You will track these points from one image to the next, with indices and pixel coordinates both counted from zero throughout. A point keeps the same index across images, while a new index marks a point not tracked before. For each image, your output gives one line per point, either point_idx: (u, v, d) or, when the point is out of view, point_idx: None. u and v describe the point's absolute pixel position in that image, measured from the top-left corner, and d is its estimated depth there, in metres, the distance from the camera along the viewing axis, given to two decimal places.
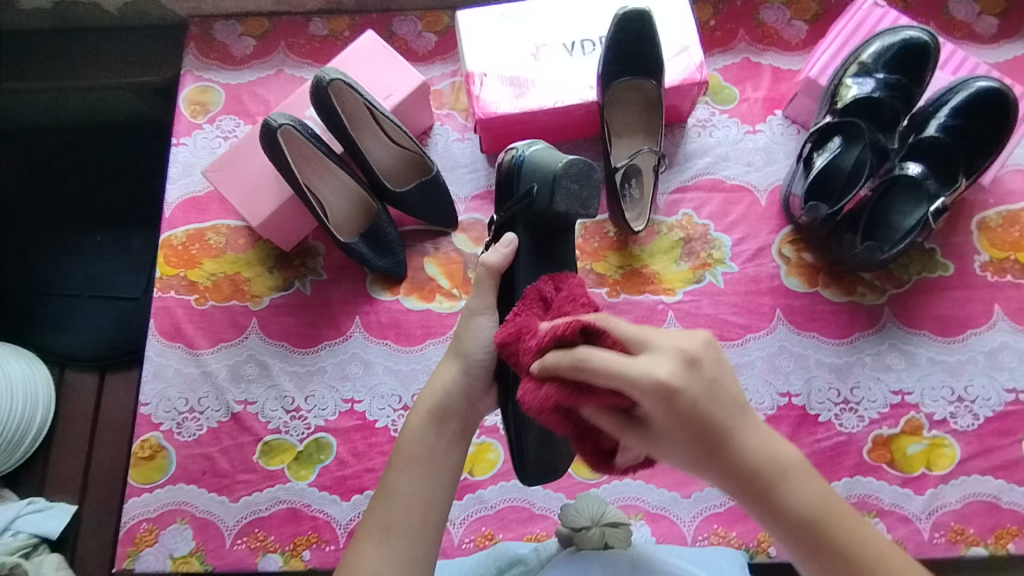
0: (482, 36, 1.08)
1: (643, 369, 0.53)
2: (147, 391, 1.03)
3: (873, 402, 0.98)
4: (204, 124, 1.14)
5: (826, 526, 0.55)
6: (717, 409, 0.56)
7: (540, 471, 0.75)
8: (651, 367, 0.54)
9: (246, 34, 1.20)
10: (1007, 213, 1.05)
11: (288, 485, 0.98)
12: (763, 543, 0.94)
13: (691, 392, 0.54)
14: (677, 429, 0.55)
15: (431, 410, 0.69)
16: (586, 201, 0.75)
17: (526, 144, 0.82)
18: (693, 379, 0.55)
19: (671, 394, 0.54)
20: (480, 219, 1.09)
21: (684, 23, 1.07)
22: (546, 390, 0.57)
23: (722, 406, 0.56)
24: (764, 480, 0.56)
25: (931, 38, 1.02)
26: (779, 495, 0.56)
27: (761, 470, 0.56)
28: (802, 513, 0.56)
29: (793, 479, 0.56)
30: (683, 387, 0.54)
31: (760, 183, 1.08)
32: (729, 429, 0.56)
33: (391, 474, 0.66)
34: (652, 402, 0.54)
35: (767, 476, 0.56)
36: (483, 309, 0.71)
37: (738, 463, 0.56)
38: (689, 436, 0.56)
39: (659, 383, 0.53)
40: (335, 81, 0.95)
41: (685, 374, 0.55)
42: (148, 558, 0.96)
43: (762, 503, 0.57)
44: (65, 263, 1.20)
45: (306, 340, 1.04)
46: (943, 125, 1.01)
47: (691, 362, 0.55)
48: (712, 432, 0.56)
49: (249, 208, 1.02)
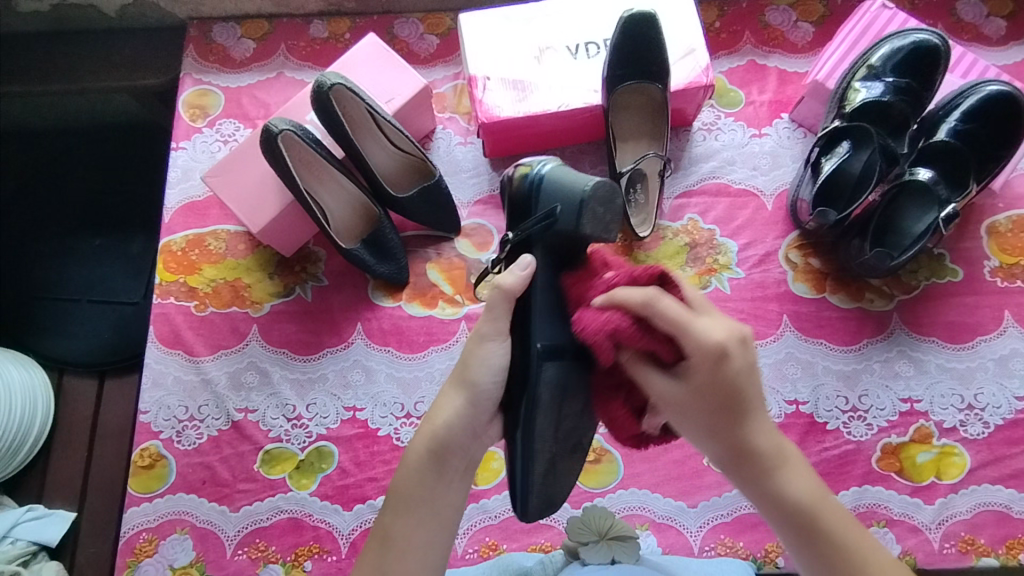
0: (485, 39, 1.06)
1: (703, 327, 0.58)
2: (146, 399, 1.01)
3: (881, 410, 0.97)
4: (203, 128, 1.13)
5: (818, 521, 0.58)
6: (750, 390, 0.59)
7: (541, 507, 0.71)
8: (707, 329, 0.58)
9: (246, 36, 1.18)
10: (1017, 218, 1.03)
11: (289, 495, 0.96)
12: (771, 553, 0.93)
13: (741, 361, 0.58)
14: (711, 395, 0.59)
15: (431, 446, 0.66)
16: (611, 226, 0.70)
17: (542, 162, 0.77)
18: (746, 352, 0.59)
19: (722, 357, 0.58)
20: (484, 224, 1.08)
21: (689, 26, 1.06)
22: (607, 311, 0.59)
23: (754, 388, 0.59)
24: (765, 467, 0.60)
25: (941, 42, 1.00)
26: (776, 482, 0.59)
27: (764, 458, 0.59)
28: (798, 504, 0.58)
29: (793, 471, 0.60)
30: (734, 354, 0.58)
31: (767, 187, 1.07)
32: (750, 415, 0.60)
33: (385, 515, 0.65)
34: (703, 358, 0.58)
35: (770, 462, 0.59)
36: (494, 334, 0.67)
37: (745, 444, 0.59)
38: (715, 406, 0.59)
39: (712, 342, 0.57)
40: (336, 85, 0.93)
41: (737, 345, 0.58)
42: (148, 568, 0.95)
43: (763, 492, 0.59)
44: (65, 266, 1.19)
45: (308, 347, 1.03)
46: (953, 129, 1.00)
47: (744, 339, 0.59)
48: (737, 408, 0.59)
49: (248, 215, 1.00)
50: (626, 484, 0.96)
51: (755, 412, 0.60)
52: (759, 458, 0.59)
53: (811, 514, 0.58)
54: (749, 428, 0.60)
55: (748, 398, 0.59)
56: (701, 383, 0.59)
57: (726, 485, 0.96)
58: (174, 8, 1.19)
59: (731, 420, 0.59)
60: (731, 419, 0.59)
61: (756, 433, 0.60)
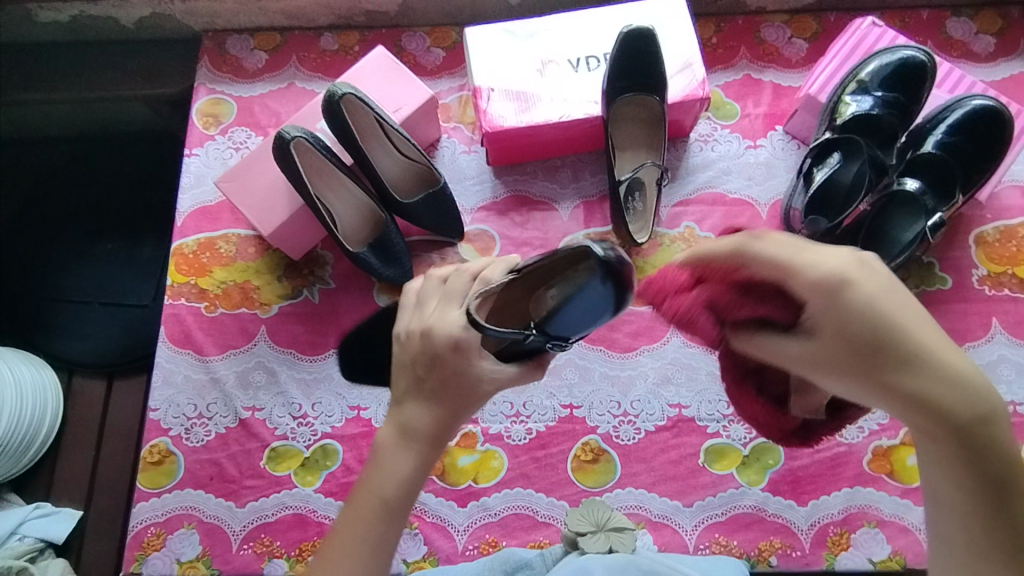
0: (490, 53, 1.10)
1: (811, 261, 0.49)
2: (156, 396, 1.04)
3: (872, 413, 1.00)
4: (216, 135, 1.17)
5: (1007, 481, 0.48)
6: (914, 322, 0.47)
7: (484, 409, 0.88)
8: (818, 257, 0.49)
9: (259, 48, 1.22)
10: (1004, 228, 1.07)
11: (294, 491, 0.99)
12: (764, 552, 0.95)
13: (870, 291, 0.47)
14: (849, 337, 0.48)
15: (420, 462, 0.63)
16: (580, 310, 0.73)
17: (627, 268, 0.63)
18: (871, 274, 0.48)
19: (846, 280, 0.48)
20: (487, 230, 1.11)
21: (685, 40, 1.09)
22: (720, 268, 0.57)
23: (910, 319, 0.47)
24: (956, 422, 0.47)
25: (927, 58, 1.04)
26: (975, 436, 0.47)
27: (955, 403, 0.47)
28: (989, 461, 0.48)
29: (989, 427, 0.48)
30: (858, 281, 0.48)
31: (761, 197, 1.10)
32: (926, 348, 0.47)
33: (355, 520, 0.62)
34: (815, 292, 0.49)
35: (961, 422, 0.47)
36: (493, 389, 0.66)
37: (940, 400, 0.47)
38: (853, 352, 0.48)
39: (823, 274, 0.48)
40: (347, 95, 0.98)
41: (861, 272, 0.48)
42: (155, 562, 0.97)
43: (941, 450, 0.49)
44: (77, 272, 1.22)
45: (314, 348, 1.06)
46: (939, 142, 1.03)
47: (861, 261, 0.48)
48: (907, 346, 0.47)
49: (260, 217, 1.04)
50: (623, 484, 0.98)
51: (929, 356, 0.47)
52: (959, 407, 0.47)
53: (1005, 471, 0.48)
54: (920, 369, 0.47)
55: (916, 327, 0.47)
56: (848, 317, 0.48)
57: (722, 485, 0.98)
58: (189, 21, 1.23)
59: (902, 367, 0.47)
60: (899, 361, 0.47)
61: (936, 372, 0.47)
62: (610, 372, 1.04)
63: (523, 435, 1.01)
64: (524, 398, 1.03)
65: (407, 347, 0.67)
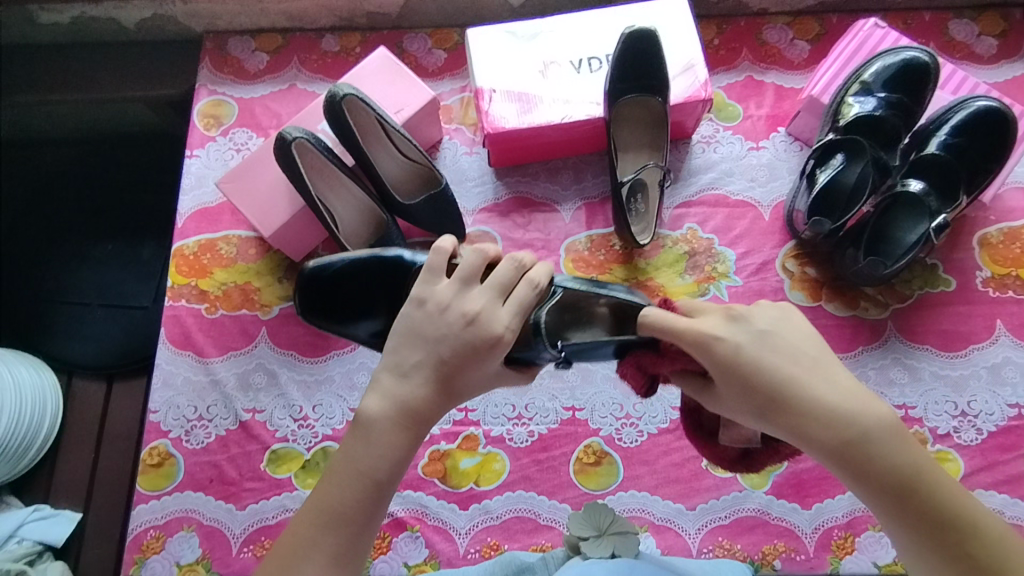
0: (492, 54, 1.10)
1: (689, 322, 0.62)
2: (156, 399, 1.04)
3: None
4: (217, 137, 1.16)
5: (915, 484, 0.56)
6: (779, 361, 0.59)
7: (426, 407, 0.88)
8: (699, 320, 0.62)
9: (260, 49, 1.22)
10: (1007, 230, 1.06)
11: (294, 494, 0.98)
12: (768, 555, 0.94)
13: (736, 342, 0.60)
14: (736, 387, 0.60)
15: (414, 440, 0.64)
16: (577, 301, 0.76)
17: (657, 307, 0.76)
18: (739, 329, 0.61)
19: (716, 339, 0.60)
20: (488, 232, 1.11)
21: (687, 42, 1.09)
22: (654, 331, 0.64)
23: (780, 368, 0.59)
24: (848, 447, 0.57)
25: (930, 59, 1.04)
26: (867, 454, 0.56)
27: (839, 430, 0.57)
28: (891, 471, 0.56)
29: (878, 441, 0.56)
30: (727, 338, 0.60)
31: (764, 199, 1.10)
32: (795, 382, 0.58)
33: (345, 492, 0.61)
34: (696, 351, 0.61)
35: (851, 444, 0.57)
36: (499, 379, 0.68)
37: (830, 435, 0.57)
38: (744, 398, 0.60)
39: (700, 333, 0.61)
40: (348, 96, 0.97)
41: (729, 330, 0.61)
42: (154, 566, 0.96)
43: (847, 469, 0.57)
44: (77, 273, 1.22)
45: (315, 349, 1.06)
46: (943, 142, 1.03)
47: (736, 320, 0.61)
48: (777, 384, 0.58)
49: (260, 218, 1.03)
50: (626, 487, 0.98)
51: (790, 392, 0.58)
52: (846, 434, 0.57)
53: (908, 474, 0.56)
54: (797, 402, 0.58)
55: (771, 365, 0.59)
56: (728, 369, 0.60)
57: (725, 488, 0.97)
58: (191, 23, 1.23)
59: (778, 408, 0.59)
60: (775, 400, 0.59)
61: (817, 400, 0.58)
62: (613, 374, 1.03)
63: (524, 438, 1.01)
64: (526, 400, 1.03)
65: (438, 320, 0.65)
